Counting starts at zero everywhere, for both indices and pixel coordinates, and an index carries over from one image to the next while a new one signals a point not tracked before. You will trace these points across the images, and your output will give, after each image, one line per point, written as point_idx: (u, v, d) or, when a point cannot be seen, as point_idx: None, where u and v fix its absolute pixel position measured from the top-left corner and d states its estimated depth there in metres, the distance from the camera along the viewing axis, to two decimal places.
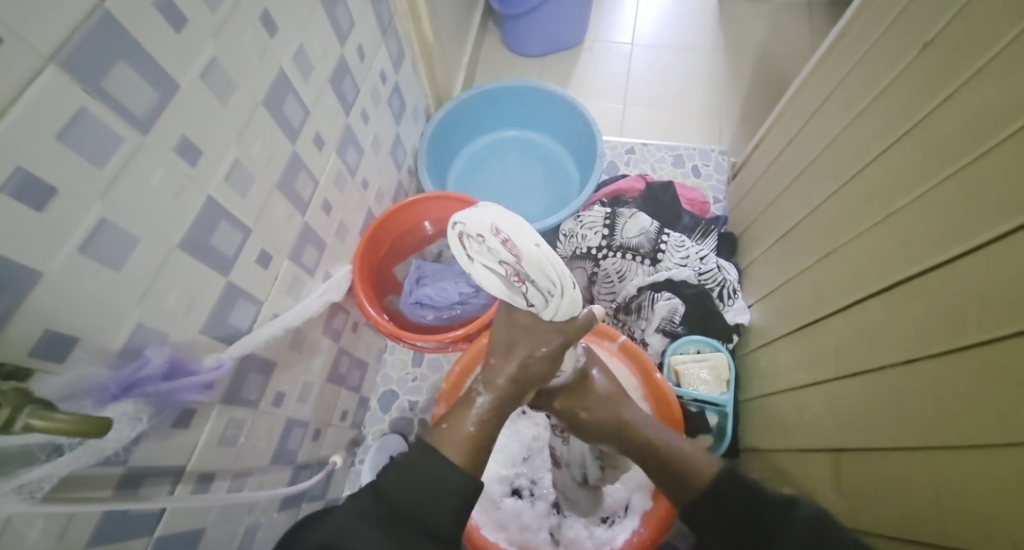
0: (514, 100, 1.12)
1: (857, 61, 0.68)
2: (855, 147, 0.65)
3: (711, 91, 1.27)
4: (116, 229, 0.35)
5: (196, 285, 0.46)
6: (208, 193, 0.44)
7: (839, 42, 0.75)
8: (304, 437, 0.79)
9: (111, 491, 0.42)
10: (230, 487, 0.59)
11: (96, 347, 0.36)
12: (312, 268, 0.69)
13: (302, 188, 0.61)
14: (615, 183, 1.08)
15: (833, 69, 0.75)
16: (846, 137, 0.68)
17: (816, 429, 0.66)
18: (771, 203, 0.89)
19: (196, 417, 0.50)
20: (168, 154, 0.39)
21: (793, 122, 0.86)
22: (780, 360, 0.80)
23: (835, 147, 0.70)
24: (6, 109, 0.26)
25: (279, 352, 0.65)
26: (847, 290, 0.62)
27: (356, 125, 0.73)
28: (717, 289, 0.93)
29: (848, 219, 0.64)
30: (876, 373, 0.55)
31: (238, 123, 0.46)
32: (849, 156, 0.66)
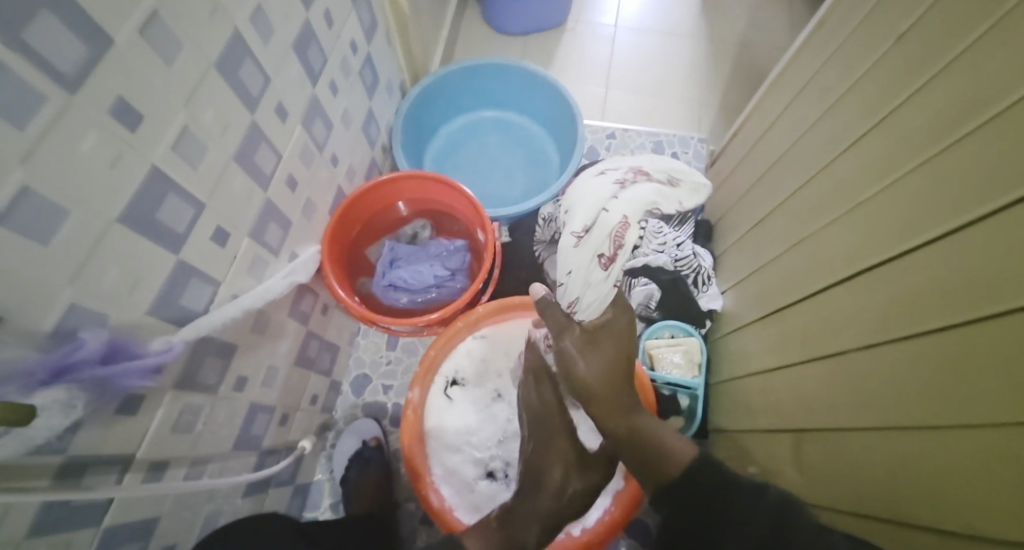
0: (493, 78, 1.09)
1: (835, 47, 0.67)
2: (829, 135, 0.64)
3: (693, 77, 1.26)
4: (42, 199, 0.32)
5: (141, 262, 0.42)
6: (153, 163, 0.41)
7: (819, 28, 0.74)
8: (269, 422, 0.77)
9: (48, 482, 0.39)
10: (187, 475, 0.57)
11: (23, 328, 0.33)
12: (276, 248, 0.66)
13: (262, 162, 0.57)
14: (595, 167, 1.07)
15: (810, 56, 0.74)
16: (821, 125, 0.67)
17: (779, 414, 0.67)
18: (746, 190, 0.89)
19: (146, 403, 0.48)
20: (102, 117, 0.35)
21: (771, 108, 0.86)
22: (748, 346, 0.81)
23: (810, 134, 0.70)
24: None
25: (240, 335, 0.62)
26: (813, 278, 0.62)
27: (323, 97, 0.69)
28: (692, 276, 0.93)
29: (819, 208, 0.64)
30: (837, 359, 0.55)
31: (186, 88, 0.43)
32: (822, 144, 0.66)
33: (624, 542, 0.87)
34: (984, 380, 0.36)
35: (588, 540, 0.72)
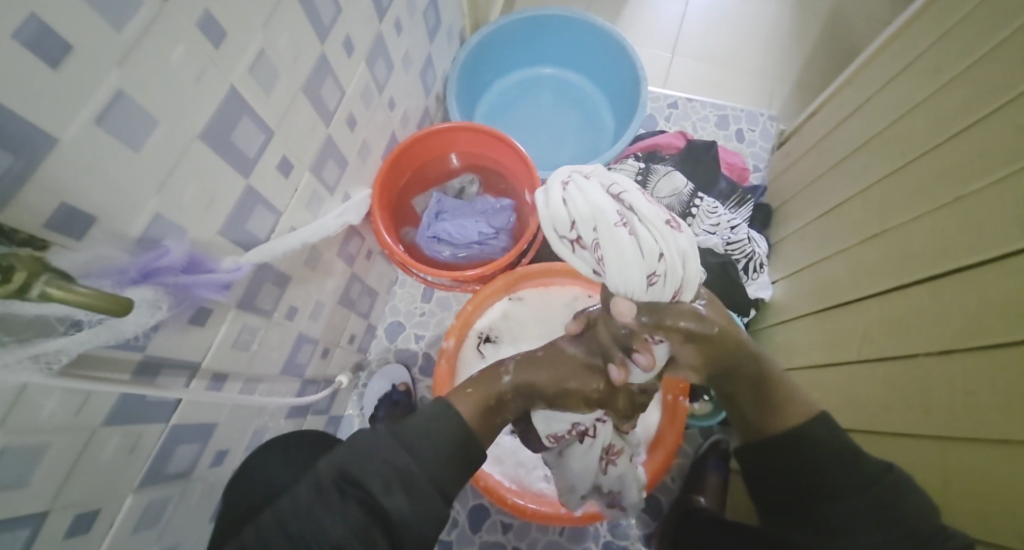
0: (556, 33, 1.05)
1: (956, 22, 0.61)
2: (934, 122, 0.59)
3: (769, 49, 1.18)
4: (133, 103, 0.33)
5: (215, 181, 0.44)
6: (231, 82, 0.42)
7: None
8: (313, 354, 0.80)
9: (128, 376, 0.42)
10: (241, 390, 0.61)
11: (114, 229, 0.35)
12: (332, 186, 0.67)
13: (328, 96, 0.58)
14: (652, 137, 1.03)
15: (922, 33, 0.68)
16: (924, 110, 0.62)
17: (825, 408, 0.66)
18: (820, 175, 0.84)
19: (212, 318, 0.50)
20: (190, 28, 0.36)
21: (863, 88, 0.79)
22: (796, 337, 0.78)
23: (910, 120, 0.64)
24: None
25: (295, 267, 0.64)
26: (890, 274, 0.59)
27: (388, 36, 0.68)
28: (744, 261, 0.89)
29: (908, 199, 0.60)
30: (904, 360, 0.53)
31: (265, 8, 0.43)
32: (923, 132, 0.61)
33: (635, 514, 0.88)
34: None
35: (604, 506, 0.73)
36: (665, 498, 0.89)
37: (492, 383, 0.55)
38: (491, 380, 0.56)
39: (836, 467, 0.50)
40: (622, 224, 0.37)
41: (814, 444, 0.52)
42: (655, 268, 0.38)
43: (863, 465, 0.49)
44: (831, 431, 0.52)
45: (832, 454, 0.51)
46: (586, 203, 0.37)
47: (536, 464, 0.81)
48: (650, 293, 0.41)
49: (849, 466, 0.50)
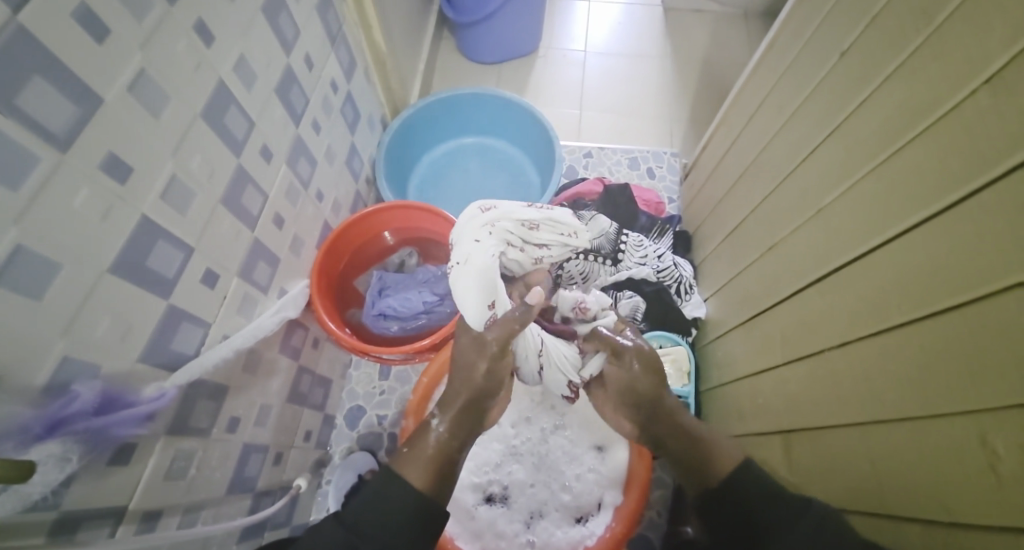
0: (470, 106, 1.12)
1: (788, 64, 0.71)
2: (788, 147, 0.68)
3: (661, 95, 1.31)
4: (36, 255, 0.33)
5: (131, 312, 0.43)
6: (143, 213, 0.42)
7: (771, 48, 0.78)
8: (263, 462, 0.76)
9: (43, 538, 0.38)
10: (181, 522, 0.56)
11: (18, 385, 0.33)
12: (265, 285, 0.66)
13: (249, 202, 0.58)
14: (574, 187, 1.09)
15: (765, 76, 0.79)
16: (781, 137, 0.71)
17: (767, 415, 0.69)
18: (720, 200, 0.92)
19: (137, 452, 0.48)
20: (93, 171, 0.36)
21: (735, 123, 0.89)
22: (733, 351, 0.82)
23: (773, 146, 0.73)
24: None
25: (232, 375, 0.62)
26: (788, 282, 0.65)
27: (307, 136, 0.70)
28: (674, 286, 0.94)
29: (785, 214, 0.67)
30: (815, 358, 0.57)
31: (173, 138, 0.44)
32: (783, 155, 0.69)
33: None
34: (951, 372, 0.38)
35: None
36: (655, 535, 0.88)
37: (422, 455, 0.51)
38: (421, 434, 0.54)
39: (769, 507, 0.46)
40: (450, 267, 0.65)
41: (744, 488, 0.48)
42: (488, 235, 0.64)
43: (787, 499, 0.46)
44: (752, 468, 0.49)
45: (762, 494, 0.47)
46: (463, 241, 0.64)
47: (517, 532, 0.78)
48: (521, 232, 0.67)
49: (780, 503, 0.45)
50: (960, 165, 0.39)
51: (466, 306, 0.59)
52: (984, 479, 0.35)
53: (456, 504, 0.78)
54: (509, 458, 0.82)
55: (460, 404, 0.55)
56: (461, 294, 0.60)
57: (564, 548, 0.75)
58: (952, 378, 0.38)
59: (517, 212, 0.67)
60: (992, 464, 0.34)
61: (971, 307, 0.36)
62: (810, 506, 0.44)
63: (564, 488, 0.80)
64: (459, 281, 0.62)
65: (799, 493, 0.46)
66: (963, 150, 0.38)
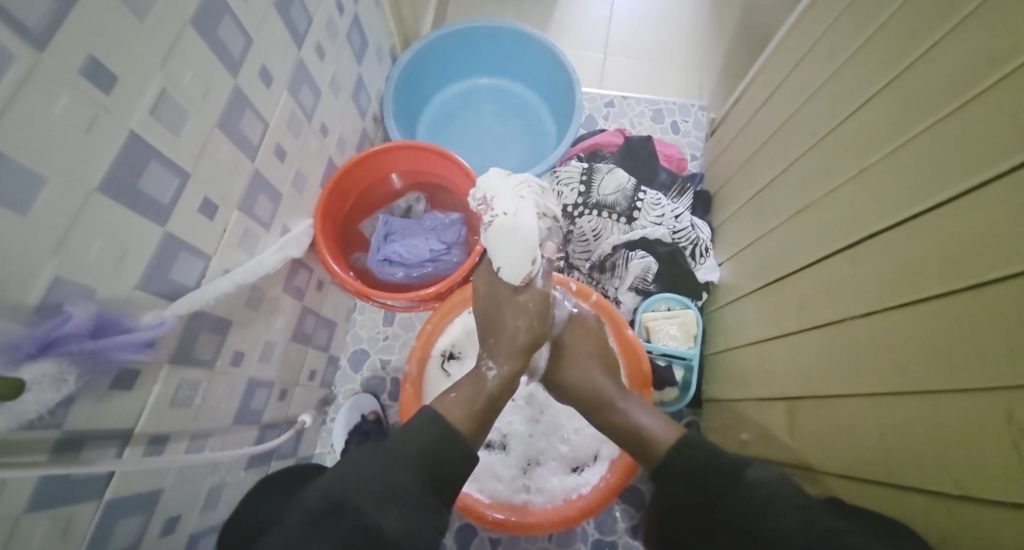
0: (486, 44, 1.05)
1: (845, 7, 0.65)
2: (835, 100, 0.63)
3: (693, 41, 1.22)
4: (16, 165, 0.31)
5: (125, 236, 0.41)
6: (132, 129, 0.39)
7: None
8: (269, 397, 0.77)
9: (46, 455, 0.39)
10: (188, 448, 0.57)
11: (9, 301, 0.32)
12: (267, 221, 0.64)
13: (249, 129, 0.55)
14: (593, 137, 1.04)
15: (817, 19, 0.72)
16: (827, 89, 0.65)
17: (773, 381, 0.68)
18: (749, 159, 0.87)
19: (140, 378, 0.48)
20: (74, 77, 0.33)
21: (775, 73, 0.83)
22: (744, 316, 0.80)
23: (816, 99, 0.68)
24: None
25: (235, 310, 0.61)
26: (815, 247, 0.62)
27: (310, 62, 0.66)
28: (690, 248, 0.91)
29: (821, 175, 0.63)
30: (834, 327, 0.55)
31: (161, 48, 0.41)
32: (827, 110, 0.64)
33: (618, 507, 0.89)
34: (984, 346, 0.36)
35: (584, 506, 0.72)
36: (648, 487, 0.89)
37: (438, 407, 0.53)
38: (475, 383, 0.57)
39: (707, 478, 0.49)
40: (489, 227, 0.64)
41: (683, 460, 0.51)
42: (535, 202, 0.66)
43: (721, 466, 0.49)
44: (693, 444, 0.52)
45: (701, 460, 0.50)
46: (502, 203, 0.64)
47: (514, 477, 0.79)
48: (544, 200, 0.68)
49: (713, 473, 0.49)
50: None
51: (511, 270, 0.63)
52: (1004, 456, 0.34)
53: None
54: (510, 408, 0.83)
55: (505, 351, 0.62)
56: (502, 255, 0.63)
57: (558, 494, 0.77)
58: (983, 352, 0.36)
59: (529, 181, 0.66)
60: (1016, 441, 0.33)
61: (1020, 278, 0.33)
62: (743, 474, 0.47)
63: (563, 439, 0.81)
64: (501, 250, 0.64)
65: (733, 461, 0.49)
66: None
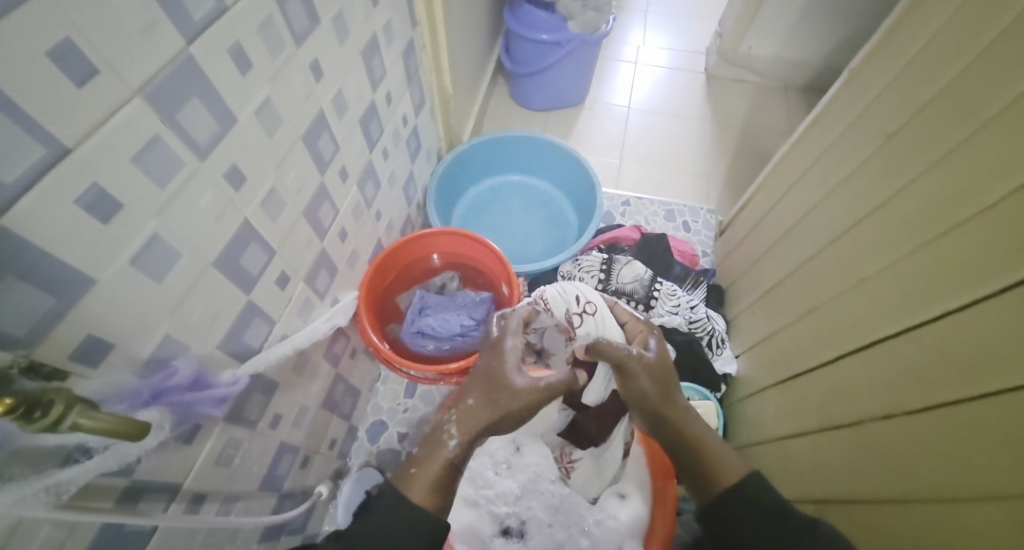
0: (519, 148, 1.19)
1: (835, 137, 0.75)
2: (831, 215, 0.71)
3: (700, 154, 1.37)
4: (164, 244, 0.38)
5: (221, 303, 0.48)
6: (245, 216, 0.48)
7: (815, 123, 0.83)
8: (293, 464, 0.78)
9: (112, 503, 0.42)
10: (219, 510, 0.59)
11: (129, 355, 0.38)
12: (322, 292, 0.71)
13: (324, 216, 0.64)
14: (613, 231, 1.14)
15: (810, 145, 0.83)
16: (824, 204, 0.74)
17: (798, 481, 0.68)
18: (758, 259, 0.94)
19: (200, 433, 0.51)
20: (217, 178, 0.42)
21: (776, 187, 0.93)
22: (765, 413, 0.82)
23: (815, 213, 0.76)
24: (92, 134, 0.30)
25: (283, 374, 0.66)
26: (828, 346, 0.66)
27: (377, 162, 0.77)
28: (707, 338, 0.96)
29: (826, 280, 0.69)
30: (855, 427, 0.58)
31: (278, 155, 0.50)
32: (826, 222, 0.72)
33: None
34: (996, 453, 0.39)
35: None
36: None
37: (441, 451, 0.53)
38: (435, 450, 0.53)
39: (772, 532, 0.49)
40: (541, 296, 0.82)
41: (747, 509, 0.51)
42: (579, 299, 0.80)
43: (793, 517, 0.49)
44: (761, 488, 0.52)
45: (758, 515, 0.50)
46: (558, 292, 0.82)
47: None
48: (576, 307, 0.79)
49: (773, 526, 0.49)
50: (1011, 253, 0.41)
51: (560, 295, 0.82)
52: None
53: (473, 533, 0.78)
54: (528, 493, 0.81)
55: (476, 419, 0.55)
56: (550, 295, 0.82)
57: None
58: (997, 462, 0.39)
59: (561, 294, 0.81)
60: None
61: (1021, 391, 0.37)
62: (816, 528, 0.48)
63: (584, 534, 0.78)
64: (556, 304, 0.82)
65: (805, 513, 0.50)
66: (1015, 236, 0.41)
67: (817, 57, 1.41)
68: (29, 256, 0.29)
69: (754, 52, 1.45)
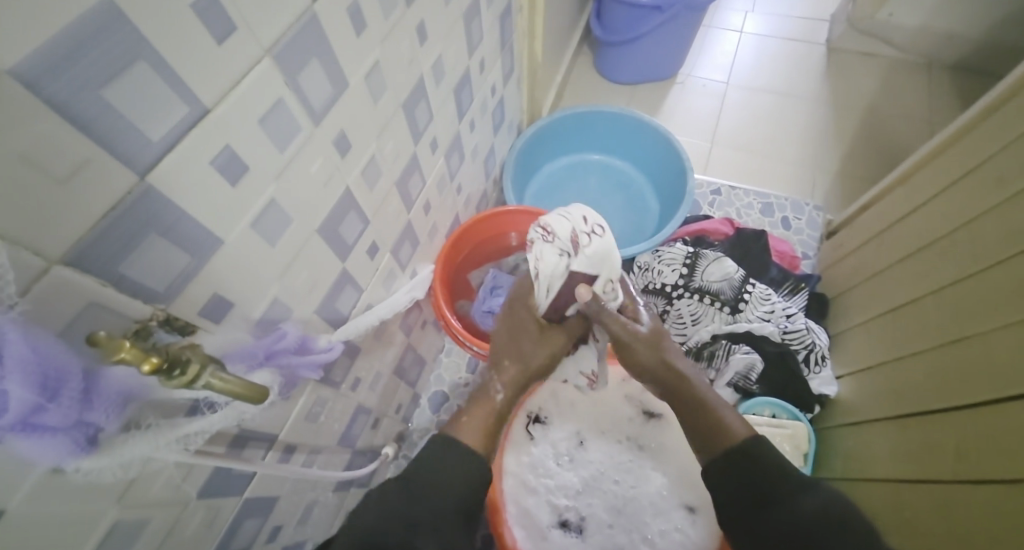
0: (605, 126, 1.13)
1: (1010, 145, 0.65)
2: (1003, 234, 0.61)
3: (805, 140, 1.24)
4: (280, 208, 0.39)
5: (320, 268, 0.48)
6: (347, 184, 0.47)
7: (990, 123, 0.72)
8: (365, 424, 0.81)
9: (224, 449, 0.44)
10: (304, 462, 0.62)
11: (244, 314, 0.39)
12: (404, 263, 0.71)
13: (413, 187, 0.63)
14: (699, 222, 1.07)
15: (978, 148, 0.72)
16: (994, 220, 0.64)
17: (917, 527, 0.61)
18: (880, 273, 0.85)
19: (294, 392, 0.53)
20: (328, 145, 0.42)
21: (919, 191, 0.83)
22: (876, 444, 0.74)
23: (977, 228, 0.66)
24: (224, 97, 0.30)
25: (365, 340, 0.67)
26: (980, 383, 0.58)
27: (463, 133, 0.75)
28: (804, 352, 0.88)
29: (990, 308, 0.60)
30: (1007, 481, 0.50)
31: (380, 123, 0.49)
32: (994, 241, 0.63)
33: None
34: None
35: None
36: None
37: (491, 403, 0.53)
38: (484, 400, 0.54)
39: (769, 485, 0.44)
40: None
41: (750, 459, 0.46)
42: None
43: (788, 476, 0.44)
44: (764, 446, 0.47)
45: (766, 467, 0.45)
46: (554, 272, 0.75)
47: None
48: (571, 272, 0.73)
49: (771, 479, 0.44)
50: None
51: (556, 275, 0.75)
52: None
53: (530, 520, 0.76)
54: (588, 490, 0.79)
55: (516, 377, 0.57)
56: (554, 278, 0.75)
57: None
58: None
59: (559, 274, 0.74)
60: None
61: None
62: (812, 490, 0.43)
63: (643, 539, 0.76)
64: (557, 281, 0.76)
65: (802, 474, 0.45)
66: None
67: (970, 31, 1.25)
68: (167, 214, 0.29)
69: (897, 20, 1.30)
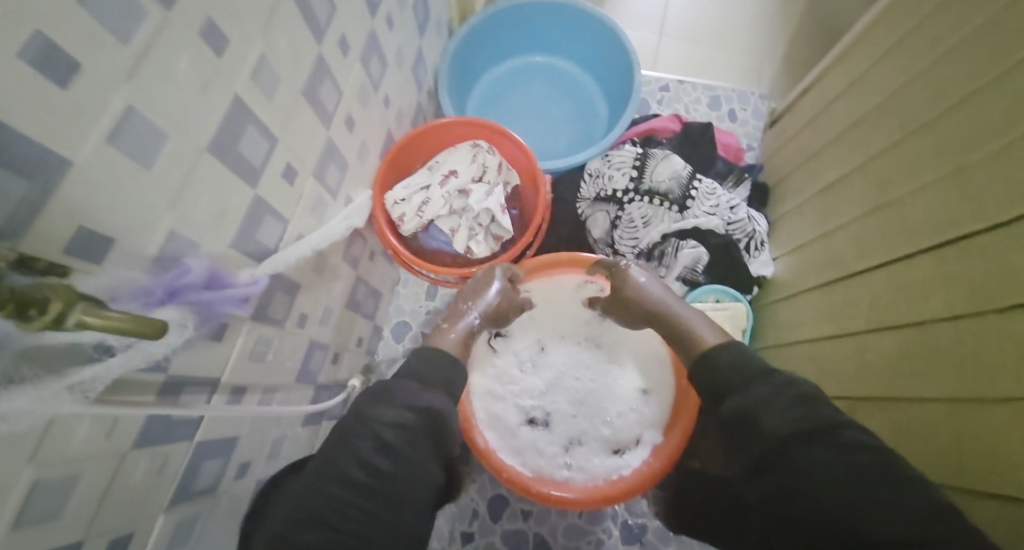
0: (542, 21, 1.03)
1: None
2: (928, 93, 0.61)
3: (754, 23, 1.18)
4: (145, 119, 0.33)
5: (226, 195, 0.43)
6: (235, 92, 0.41)
7: None
8: (324, 359, 0.80)
9: (155, 397, 0.42)
10: (260, 401, 0.61)
11: (131, 250, 0.35)
12: (334, 189, 0.66)
13: (326, 97, 0.57)
14: (648, 121, 1.03)
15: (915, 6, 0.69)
16: (921, 81, 0.63)
17: (832, 379, 0.67)
18: (814, 153, 0.85)
19: (228, 332, 0.50)
20: (192, 39, 0.35)
21: (857, 62, 0.80)
22: (802, 313, 0.79)
23: (906, 91, 0.65)
24: None
25: (303, 274, 0.64)
26: (894, 244, 0.60)
27: (380, 32, 0.67)
28: (745, 241, 0.90)
29: (908, 170, 0.61)
30: (911, 327, 0.54)
31: (262, 15, 0.42)
32: (918, 103, 0.62)
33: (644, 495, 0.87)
34: None
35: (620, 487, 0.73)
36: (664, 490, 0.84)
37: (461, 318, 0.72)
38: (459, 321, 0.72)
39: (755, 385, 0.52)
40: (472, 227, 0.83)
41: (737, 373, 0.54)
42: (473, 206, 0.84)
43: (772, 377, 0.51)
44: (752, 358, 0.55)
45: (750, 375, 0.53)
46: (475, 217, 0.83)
47: (556, 454, 0.78)
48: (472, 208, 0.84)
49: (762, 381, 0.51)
50: None
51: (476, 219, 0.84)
52: None
53: (499, 422, 0.79)
54: (553, 388, 0.81)
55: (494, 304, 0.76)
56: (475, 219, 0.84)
57: (599, 475, 0.76)
58: None
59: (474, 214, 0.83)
60: None
61: None
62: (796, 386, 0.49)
63: (606, 423, 0.79)
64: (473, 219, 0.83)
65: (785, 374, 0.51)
66: None
67: None
68: None
69: None
